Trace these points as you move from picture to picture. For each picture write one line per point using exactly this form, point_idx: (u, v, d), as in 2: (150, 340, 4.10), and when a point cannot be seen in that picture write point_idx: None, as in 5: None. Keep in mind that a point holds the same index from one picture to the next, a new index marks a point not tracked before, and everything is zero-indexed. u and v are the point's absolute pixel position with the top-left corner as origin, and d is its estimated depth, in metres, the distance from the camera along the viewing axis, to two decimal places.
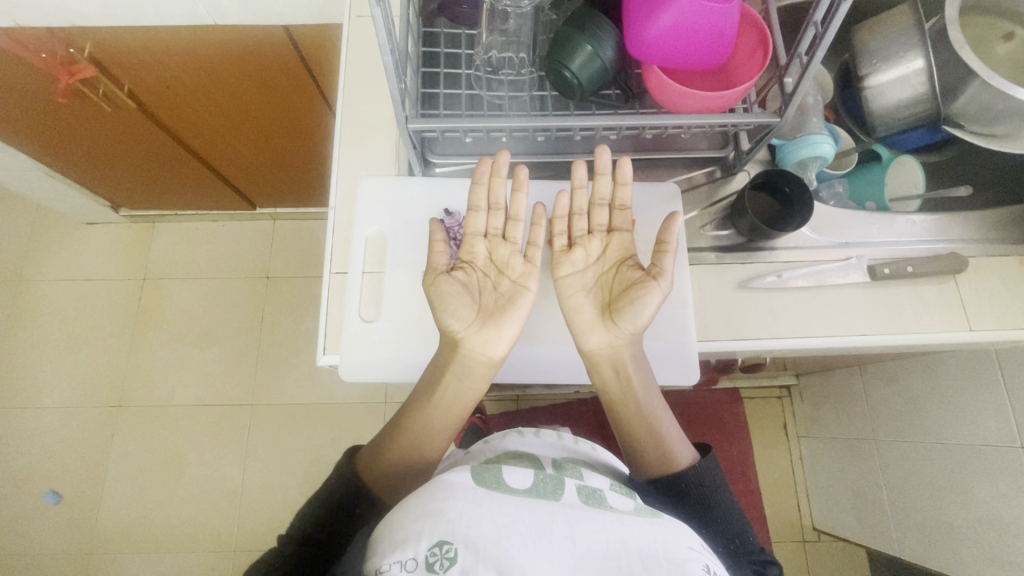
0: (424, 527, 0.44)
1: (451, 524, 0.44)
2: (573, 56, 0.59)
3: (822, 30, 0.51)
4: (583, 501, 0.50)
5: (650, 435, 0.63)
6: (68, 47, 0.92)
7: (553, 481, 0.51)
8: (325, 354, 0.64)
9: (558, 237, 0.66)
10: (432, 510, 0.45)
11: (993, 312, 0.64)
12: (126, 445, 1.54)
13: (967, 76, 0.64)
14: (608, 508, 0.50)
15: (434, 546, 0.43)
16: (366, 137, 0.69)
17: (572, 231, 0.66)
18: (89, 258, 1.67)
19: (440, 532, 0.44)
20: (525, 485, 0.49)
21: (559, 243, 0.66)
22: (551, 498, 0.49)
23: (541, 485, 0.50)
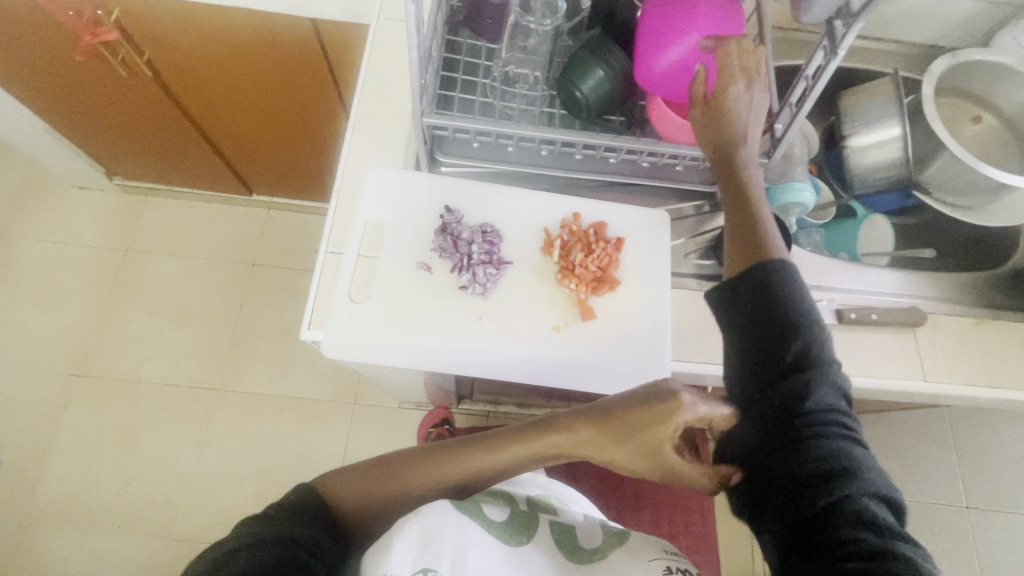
0: (409, 557, 0.49)
1: (438, 555, 0.50)
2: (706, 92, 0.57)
3: (812, 83, 0.56)
4: (553, 539, 0.59)
5: (743, 236, 0.51)
6: (97, 9, 0.94)
7: (527, 520, 0.60)
8: (310, 328, 0.64)
9: (561, 268, 0.67)
10: (422, 540, 0.50)
11: (948, 367, 0.69)
12: (79, 415, 1.49)
13: (939, 149, 0.71)
14: (580, 551, 0.59)
15: (420, 572, 0.49)
16: (378, 128, 0.72)
17: (573, 263, 0.67)
18: (75, 222, 1.65)
19: (424, 561, 0.49)
20: (500, 518, 0.58)
21: (559, 272, 0.68)
22: (523, 540, 0.58)
23: (514, 526, 0.59)
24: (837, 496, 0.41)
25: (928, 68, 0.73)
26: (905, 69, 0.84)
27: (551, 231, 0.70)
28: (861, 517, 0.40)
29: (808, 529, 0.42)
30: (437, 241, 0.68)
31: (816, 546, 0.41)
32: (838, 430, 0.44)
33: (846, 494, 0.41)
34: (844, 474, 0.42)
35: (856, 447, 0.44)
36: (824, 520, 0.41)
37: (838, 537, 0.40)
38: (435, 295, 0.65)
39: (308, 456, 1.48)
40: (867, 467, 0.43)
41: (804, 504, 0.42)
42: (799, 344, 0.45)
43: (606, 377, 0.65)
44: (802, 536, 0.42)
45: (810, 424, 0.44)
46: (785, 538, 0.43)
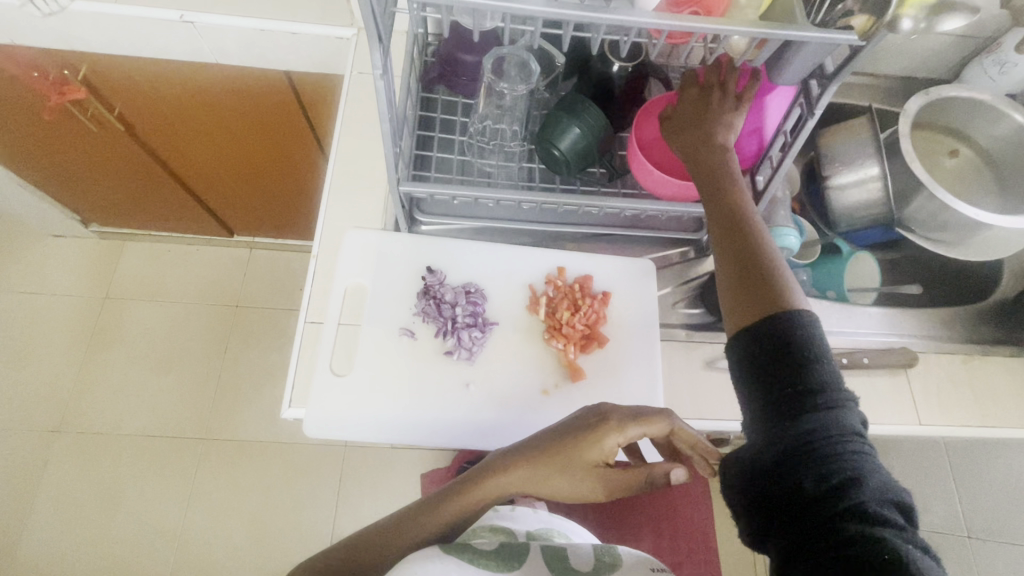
0: None
1: None
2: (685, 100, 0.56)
3: (791, 139, 0.55)
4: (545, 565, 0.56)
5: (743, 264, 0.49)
6: (63, 69, 0.92)
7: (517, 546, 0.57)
8: (291, 407, 0.62)
9: (548, 328, 0.66)
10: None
11: (941, 408, 0.68)
12: (59, 473, 1.44)
13: (916, 187, 0.71)
14: (570, 574, 0.56)
15: None
16: (355, 189, 0.71)
17: (561, 321, 0.66)
18: (51, 271, 1.61)
19: None
20: (489, 547, 0.56)
21: (547, 331, 0.66)
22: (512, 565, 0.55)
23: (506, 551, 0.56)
24: (838, 502, 0.39)
25: (903, 106, 0.73)
26: (879, 103, 0.85)
27: (535, 287, 0.69)
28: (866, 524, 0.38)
29: (808, 536, 0.40)
30: (420, 305, 0.66)
31: (815, 554, 0.38)
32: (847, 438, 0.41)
33: (849, 502, 0.39)
34: (849, 482, 0.39)
35: (865, 455, 0.41)
36: (826, 528, 0.39)
37: (840, 545, 0.38)
38: (419, 363, 0.63)
39: (298, 503, 1.44)
40: (875, 475, 0.40)
41: (804, 509, 0.40)
42: (801, 358, 0.43)
43: None
44: (805, 543, 0.40)
45: (813, 428, 0.42)
46: (786, 545, 0.41)
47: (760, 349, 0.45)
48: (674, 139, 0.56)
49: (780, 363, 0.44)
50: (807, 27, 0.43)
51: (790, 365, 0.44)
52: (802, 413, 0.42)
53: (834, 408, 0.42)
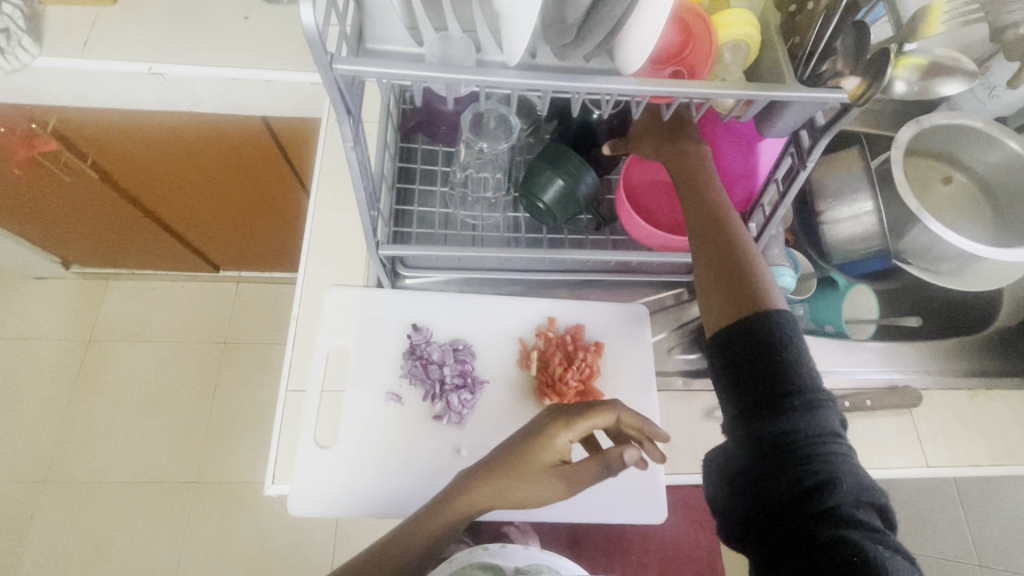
0: None
1: None
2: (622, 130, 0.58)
3: (783, 189, 0.54)
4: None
5: (720, 262, 0.49)
6: (32, 122, 0.89)
7: None
8: (275, 483, 0.59)
9: (541, 383, 0.63)
10: None
11: (949, 448, 0.66)
12: (46, 525, 1.40)
13: (911, 220, 0.70)
14: None
15: None
16: (335, 245, 0.68)
17: (554, 377, 0.63)
18: (33, 315, 1.58)
19: None
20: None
21: (541, 387, 0.63)
22: None
23: None
24: (815, 503, 0.39)
25: (895, 136, 0.71)
26: (869, 128, 0.83)
27: (525, 339, 0.67)
28: (839, 525, 0.38)
29: (784, 533, 0.40)
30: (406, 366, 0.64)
31: (792, 554, 0.39)
32: (824, 438, 0.41)
33: (824, 503, 0.39)
34: (823, 483, 0.40)
35: (840, 454, 0.41)
36: (802, 527, 0.40)
37: (815, 545, 0.38)
38: (407, 429, 0.61)
39: (295, 544, 1.41)
40: (848, 475, 0.40)
41: (781, 508, 0.41)
42: (778, 359, 0.44)
43: (603, 506, 0.61)
44: (780, 541, 0.40)
45: (790, 429, 0.42)
46: (763, 541, 0.41)
47: (739, 349, 0.45)
48: (642, 139, 0.55)
49: (759, 364, 0.44)
50: (797, 87, 0.41)
51: (769, 366, 0.44)
52: (781, 412, 0.43)
53: (813, 409, 0.42)
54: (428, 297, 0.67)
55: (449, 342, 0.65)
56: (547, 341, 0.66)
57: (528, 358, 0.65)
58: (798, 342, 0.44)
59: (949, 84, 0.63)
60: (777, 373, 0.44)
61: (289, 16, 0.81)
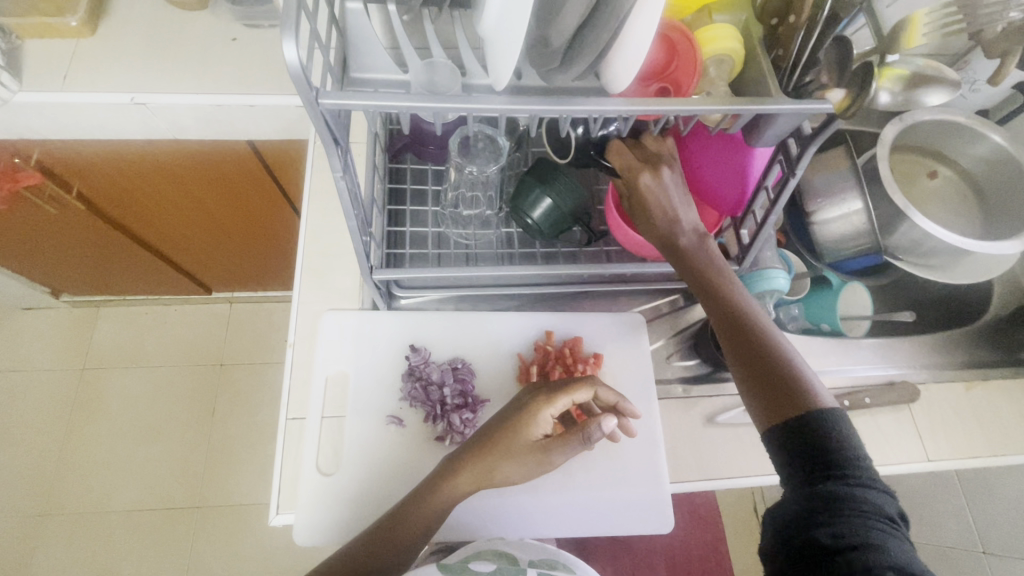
0: None
1: None
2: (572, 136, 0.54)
3: (775, 195, 0.54)
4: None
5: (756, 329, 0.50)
6: (14, 157, 0.88)
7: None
8: (279, 513, 0.59)
9: None
10: None
11: (948, 440, 0.67)
12: (47, 560, 1.38)
13: (899, 217, 0.70)
14: None
15: None
16: (328, 269, 0.68)
17: None
18: (24, 347, 1.55)
19: None
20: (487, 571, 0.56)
21: None
22: None
23: None
24: (854, 557, 0.37)
25: (880, 135, 0.72)
26: (854, 125, 0.84)
27: (524, 355, 0.67)
28: None
29: None
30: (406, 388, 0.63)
31: None
32: (869, 505, 0.40)
33: (866, 562, 0.37)
34: (864, 548, 0.38)
35: (888, 529, 0.39)
36: None
37: None
38: (410, 452, 0.61)
39: (302, 564, 1.40)
40: (896, 548, 0.38)
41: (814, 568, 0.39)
42: (819, 422, 0.44)
43: (609, 518, 0.61)
44: None
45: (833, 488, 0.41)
46: None
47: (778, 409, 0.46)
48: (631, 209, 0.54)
49: (792, 424, 0.44)
50: (782, 99, 0.42)
51: (807, 426, 0.44)
52: (823, 473, 0.42)
53: (857, 476, 0.41)
54: (424, 317, 0.67)
55: (447, 362, 0.64)
56: (547, 354, 0.66)
57: (529, 373, 0.64)
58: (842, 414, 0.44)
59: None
60: (810, 434, 0.44)
61: (270, 38, 0.81)
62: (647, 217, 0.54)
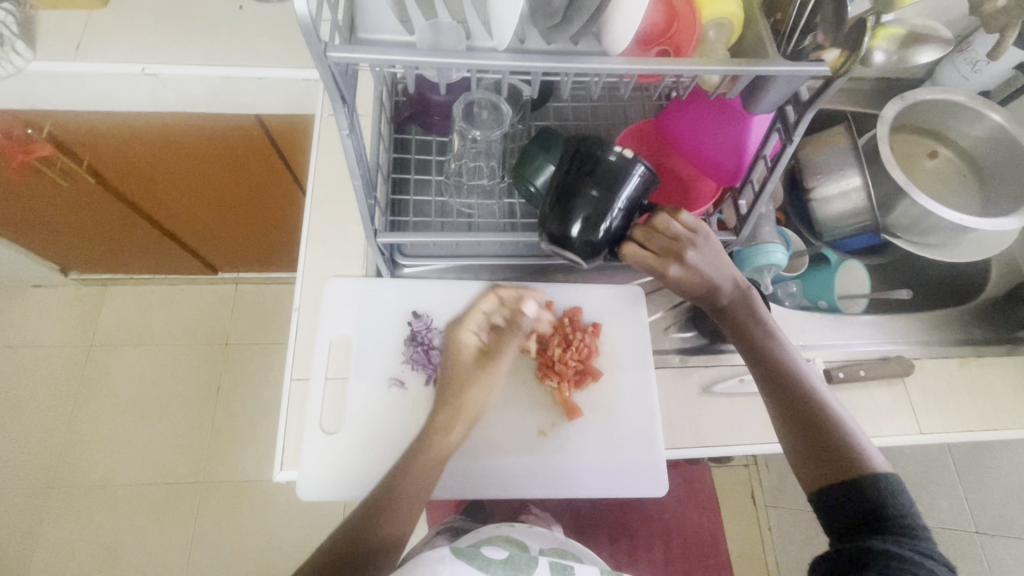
0: None
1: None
2: (576, 212, 0.52)
3: (772, 164, 0.55)
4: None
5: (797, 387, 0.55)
6: (27, 127, 0.89)
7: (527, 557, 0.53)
8: (283, 470, 0.60)
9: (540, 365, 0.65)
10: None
11: (940, 415, 0.68)
12: (55, 532, 1.40)
13: (898, 194, 0.71)
14: None
15: None
16: (333, 237, 0.69)
17: (554, 360, 0.65)
18: (33, 324, 1.58)
19: None
20: (499, 557, 0.51)
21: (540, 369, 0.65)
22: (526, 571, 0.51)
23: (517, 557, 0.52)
24: None
25: (880, 113, 0.73)
26: (856, 106, 0.85)
27: None
28: None
29: None
30: (408, 352, 0.65)
31: None
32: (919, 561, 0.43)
33: None
34: None
35: None
36: None
37: None
38: (411, 414, 0.62)
39: (303, 541, 1.42)
40: None
41: None
42: (866, 481, 0.48)
43: (604, 482, 0.62)
44: None
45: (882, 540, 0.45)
46: None
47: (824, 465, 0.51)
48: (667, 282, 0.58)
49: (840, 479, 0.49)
50: (779, 61, 0.43)
51: (854, 483, 0.48)
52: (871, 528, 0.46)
53: (905, 533, 0.45)
54: (427, 284, 0.68)
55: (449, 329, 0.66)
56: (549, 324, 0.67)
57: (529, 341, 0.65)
58: (890, 476, 0.48)
59: (924, 53, 0.70)
60: (858, 491, 0.48)
61: (279, 12, 0.82)
62: (687, 289, 0.58)
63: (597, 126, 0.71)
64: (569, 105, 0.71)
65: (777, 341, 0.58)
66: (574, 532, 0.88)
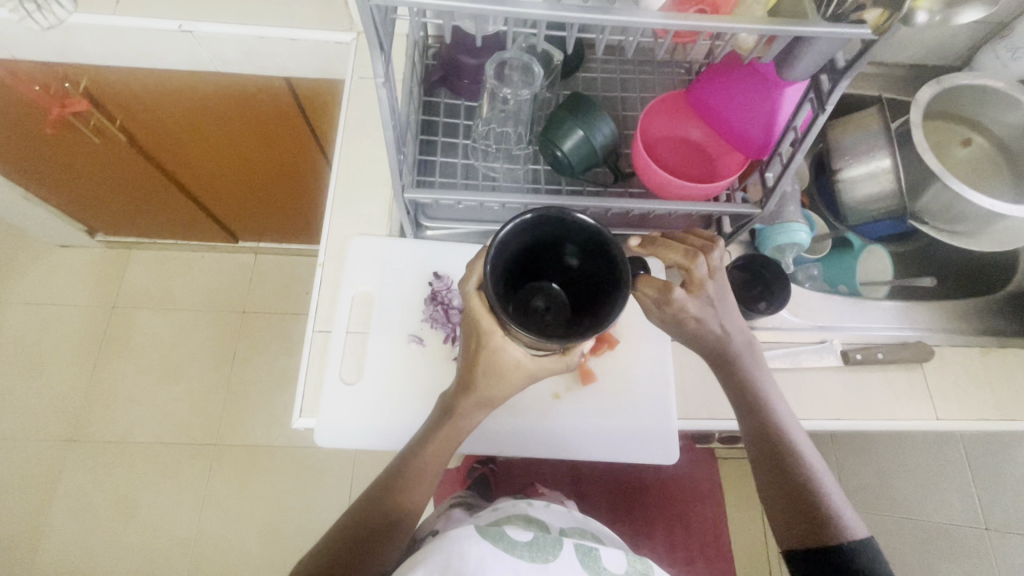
0: None
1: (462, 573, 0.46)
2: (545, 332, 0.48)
3: (802, 134, 0.54)
4: (579, 561, 0.51)
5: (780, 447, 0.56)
6: (64, 82, 0.91)
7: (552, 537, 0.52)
8: (302, 417, 0.62)
9: None
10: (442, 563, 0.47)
11: (958, 403, 0.67)
12: (74, 483, 1.45)
13: (929, 178, 0.70)
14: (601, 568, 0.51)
15: None
16: (360, 197, 0.70)
17: None
18: (58, 282, 1.62)
19: None
20: (525, 538, 0.51)
21: None
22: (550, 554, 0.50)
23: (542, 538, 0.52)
24: None
25: (915, 96, 0.71)
26: (890, 92, 0.83)
27: None
28: None
29: None
30: (428, 311, 0.66)
31: None
32: None
33: None
34: None
35: None
36: None
37: None
38: (429, 370, 0.64)
39: (310, 507, 1.45)
40: None
41: None
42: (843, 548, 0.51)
43: (614, 447, 0.63)
44: None
45: None
46: None
47: (804, 529, 0.53)
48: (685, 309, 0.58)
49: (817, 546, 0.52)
50: (818, 22, 0.42)
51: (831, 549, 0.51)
52: None
53: None
54: (449, 246, 0.69)
55: None
56: None
57: None
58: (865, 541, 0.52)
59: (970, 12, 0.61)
60: (833, 555, 0.51)
61: None
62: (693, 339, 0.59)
63: (626, 97, 0.71)
64: (599, 74, 0.71)
65: (768, 399, 0.58)
66: (580, 503, 0.89)
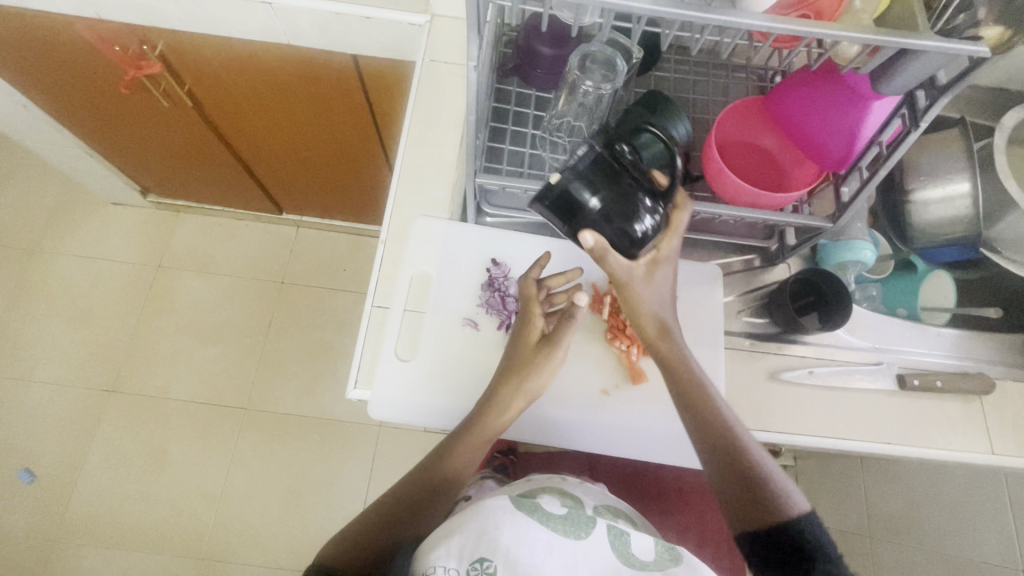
0: (464, 545, 0.47)
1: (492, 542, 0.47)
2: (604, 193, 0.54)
3: (888, 151, 0.53)
4: (609, 544, 0.52)
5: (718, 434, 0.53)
6: (142, 44, 0.94)
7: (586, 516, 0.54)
8: (356, 388, 0.63)
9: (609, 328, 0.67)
10: (476, 529, 0.48)
11: (1016, 439, 0.65)
12: (110, 432, 1.51)
13: (1007, 206, 0.68)
14: (627, 550, 0.53)
15: (474, 562, 0.46)
16: (424, 179, 0.71)
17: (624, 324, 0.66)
18: (109, 238, 1.67)
19: (480, 549, 0.46)
20: (558, 512, 0.54)
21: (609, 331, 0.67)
22: (580, 531, 0.52)
23: (575, 516, 0.54)
24: None
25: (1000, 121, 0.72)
26: (971, 115, 0.81)
27: (598, 285, 0.70)
28: None
29: None
30: (484, 296, 0.68)
31: None
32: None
33: None
34: None
35: None
36: None
37: None
38: (482, 354, 0.65)
39: (331, 478, 1.48)
40: None
41: None
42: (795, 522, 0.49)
43: (658, 448, 0.64)
44: None
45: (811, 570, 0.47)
46: None
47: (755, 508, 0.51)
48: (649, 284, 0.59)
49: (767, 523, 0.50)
50: (928, 36, 0.41)
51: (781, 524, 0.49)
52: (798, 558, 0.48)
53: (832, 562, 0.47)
54: (509, 234, 0.70)
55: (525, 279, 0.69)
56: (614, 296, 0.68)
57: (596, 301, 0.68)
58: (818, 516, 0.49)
59: None
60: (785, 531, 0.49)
61: None
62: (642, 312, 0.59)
63: (697, 100, 0.71)
64: (671, 74, 0.71)
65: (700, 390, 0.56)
66: None
